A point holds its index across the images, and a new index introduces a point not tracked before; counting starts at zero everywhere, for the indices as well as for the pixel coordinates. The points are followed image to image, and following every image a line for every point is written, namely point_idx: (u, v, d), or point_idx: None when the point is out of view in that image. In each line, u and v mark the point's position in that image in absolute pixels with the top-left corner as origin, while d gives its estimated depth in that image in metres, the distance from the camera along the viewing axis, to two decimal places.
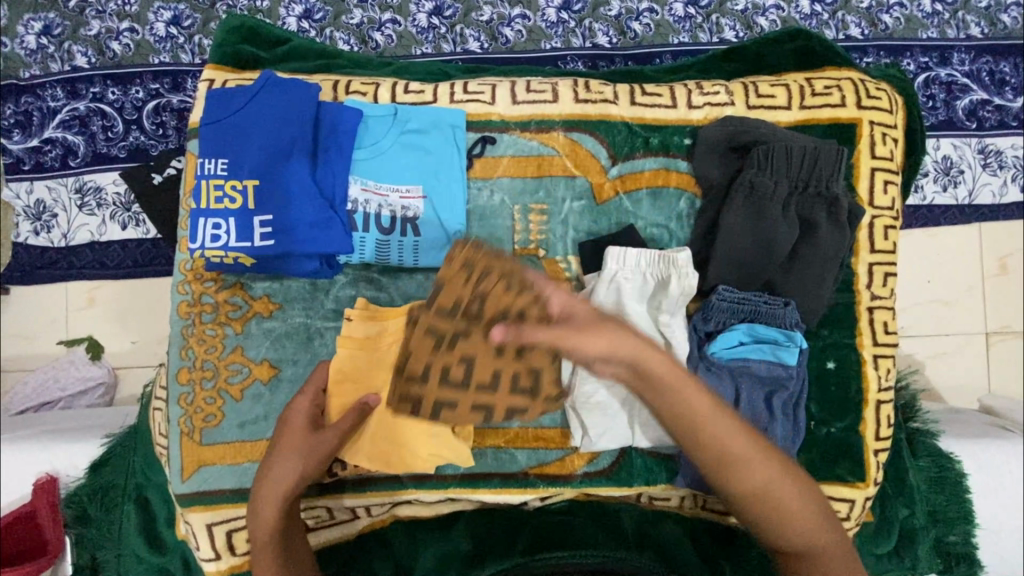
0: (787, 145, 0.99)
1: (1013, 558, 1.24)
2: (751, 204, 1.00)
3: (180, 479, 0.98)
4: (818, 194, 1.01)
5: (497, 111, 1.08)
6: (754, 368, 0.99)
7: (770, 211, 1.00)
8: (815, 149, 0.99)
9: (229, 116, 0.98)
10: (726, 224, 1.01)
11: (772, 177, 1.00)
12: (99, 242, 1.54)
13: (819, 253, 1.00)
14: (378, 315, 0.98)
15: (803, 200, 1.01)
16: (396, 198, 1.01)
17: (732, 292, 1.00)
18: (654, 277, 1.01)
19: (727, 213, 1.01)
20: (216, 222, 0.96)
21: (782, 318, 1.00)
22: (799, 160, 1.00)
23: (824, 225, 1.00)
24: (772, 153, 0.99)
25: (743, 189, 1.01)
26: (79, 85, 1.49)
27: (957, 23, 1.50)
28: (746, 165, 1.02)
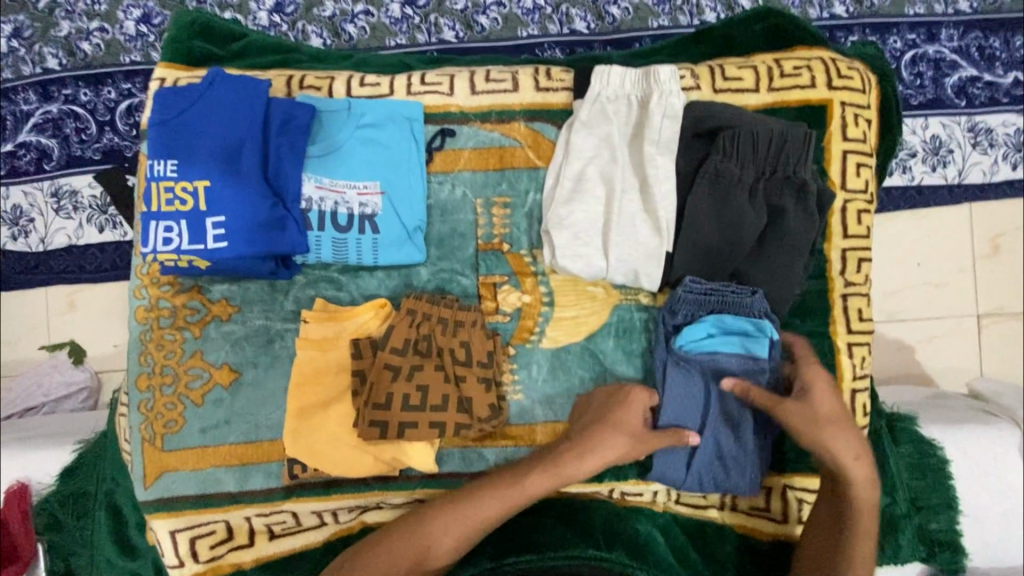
0: (753, 130, 0.96)
1: (996, 544, 1.23)
2: (716, 192, 0.97)
3: (143, 487, 0.97)
4: (785, 178, 0.97)
5: (456, 102, 1.05)
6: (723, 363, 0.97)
7: (737, 199, 0.96)
8: (781, 134, 0.96)
9: (178, 116, 0.95)
10: (693, 213, 0.97)
11: (739, 161, 0.97)
12: (77, 246, 1.52)
13: (788, 240, 0.97)
14: (335, 316, 0.99)
15: (771, 185, 0.97)
16: (353, 194, 0.99)
17: (700, 284, 0.97)
18: (637, 98, 1.02)
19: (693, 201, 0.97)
20: (167, 226, 0.94)
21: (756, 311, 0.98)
22: (766, 144, 0.96)
23: (793, 212, 0.97)
24: (736, 137, 0.96)
25: (708, 176, 0.97)
26: (51, 87, 1.46)
27: None
28: (711, 151, 0.98)
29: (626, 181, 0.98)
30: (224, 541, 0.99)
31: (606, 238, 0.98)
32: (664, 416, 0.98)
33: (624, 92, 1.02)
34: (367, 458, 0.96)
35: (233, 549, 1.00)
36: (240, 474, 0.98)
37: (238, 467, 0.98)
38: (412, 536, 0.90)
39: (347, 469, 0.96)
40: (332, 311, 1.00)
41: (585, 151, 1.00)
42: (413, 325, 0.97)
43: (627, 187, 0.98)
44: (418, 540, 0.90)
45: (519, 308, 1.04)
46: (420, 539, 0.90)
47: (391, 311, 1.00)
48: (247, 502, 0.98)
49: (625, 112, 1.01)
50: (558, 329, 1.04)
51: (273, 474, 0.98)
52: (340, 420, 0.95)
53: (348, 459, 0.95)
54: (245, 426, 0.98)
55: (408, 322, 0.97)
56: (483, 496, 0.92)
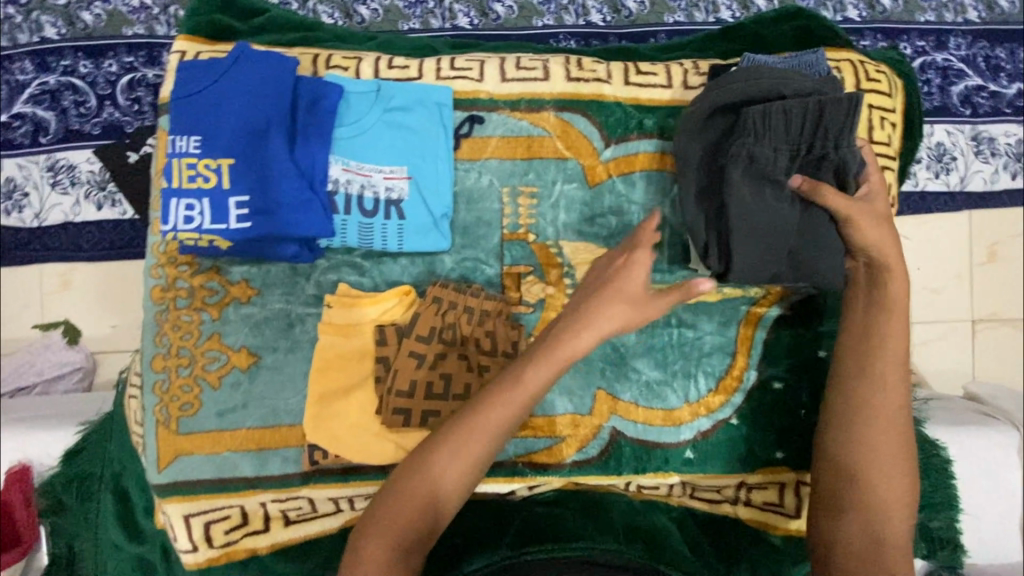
0: (785, 107, 0.89)
1: (991, 542, 1.27)
2: (752, 178, 0.92)
3: (156, 470, 0.95)
4: (818, 156, 0.91)
5: (485, 88, 1.03)
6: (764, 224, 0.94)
7: (777, 183, 0.92)
8: (746, 133, 0.91)
9: (202, 91, 0.92)
10: (737, 195, 0.92)
11: (771, 142, 0.91)
12: (73, 223, 1.47)
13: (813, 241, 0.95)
14: (358, 302, 0.97)
15: (805, 164, 0.92)
16: (379, 178, 0.97)
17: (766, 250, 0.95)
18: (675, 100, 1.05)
19: (779, 198, 0.92)
20: (189, 203, 0.92)
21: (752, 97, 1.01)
22: (800, 120, 0.90)
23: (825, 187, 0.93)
24: (770, 113, 0.89)
25: (741, 161, 0.91)
26: (49, 58, 1.41)
27: (954, 7, 1.47)
28: (741, 133, 0.92)
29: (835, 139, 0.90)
30: (239, 527, 0.98)
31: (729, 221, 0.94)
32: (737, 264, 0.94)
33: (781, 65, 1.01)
34: (387, 446, 0.95)
35: (247, 535, 0.98)
36: (257, 459, 0.96)
37: (256, 452, 0.96)
38: (418, 480, 0.83)
39: (369, 456, 0.95)
40: (356, 295, 0.99)
41: (778, 109, 0.89)
42: (438, 312, 0.97)
43: (833, 143, 0.90)
44: (432, 473, 0.83)
45: (543, 298, 1.04)
46: (443, 471, 0.83)
47: (416, 299, 0.99)
48: (265, 488, 0.96)
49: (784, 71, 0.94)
50: None
51: (292, 460, 0.96)
52: (363, 405, 0.95)
53: (370, 447, 0.95)
54: (264, 411, 0.97)
55: (436, 310, 0.97)
56: (483, 412, 0.85)
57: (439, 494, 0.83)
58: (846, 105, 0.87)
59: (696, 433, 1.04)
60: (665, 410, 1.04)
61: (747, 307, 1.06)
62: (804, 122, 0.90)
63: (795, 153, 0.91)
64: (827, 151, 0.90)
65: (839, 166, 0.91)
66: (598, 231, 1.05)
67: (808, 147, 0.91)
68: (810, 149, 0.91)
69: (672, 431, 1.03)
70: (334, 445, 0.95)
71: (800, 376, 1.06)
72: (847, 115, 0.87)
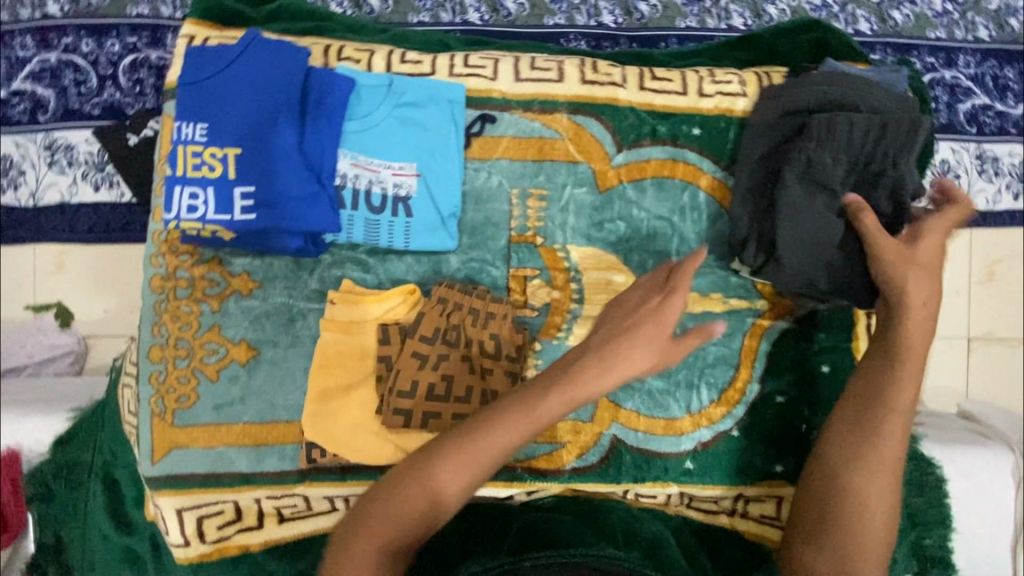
0: (851, 119, 0.91)
1: (982, 560, 1.27)
2: (805, 181, 0.92)
3: (149, 463, 0.94)
4: (874, 173, 0.92)
5: (498, 87, 1.02)
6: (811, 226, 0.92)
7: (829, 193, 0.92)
8: (814, 136, 0.92)
9: (211, 77, 0.90)
10: (786, 197, 0.92)
11: (833, 151, 0.91)
12: (69, 204, 1.44)
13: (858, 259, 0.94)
14: (362, 299, 0.96)
15: (859, 178, 0.93)
16: (387, 174, 0.96)
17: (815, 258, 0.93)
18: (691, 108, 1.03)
19: (826, 213, 0.92)
20: (193, 192, 0.90)
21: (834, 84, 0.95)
22: (864, 133, 0.91)
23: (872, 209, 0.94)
24: (836, 122, 0.91)
25: (800, 165, 0.92)
26: (51, 35, 1.38)
27: (966, 24, 1.47)
28: (805, 138, 0.93)
29: (894, 156, 0.92)
30: (232, 522, 0.96)
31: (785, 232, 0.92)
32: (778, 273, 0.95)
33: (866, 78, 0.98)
34: (387, 449, 0.94)
35: (241, 531, 0.97)
36: (254, 455, 0.95)
37: (252, 447, 0.95)
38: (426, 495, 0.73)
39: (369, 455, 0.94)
40: (360, 291, 0.97)
41: (844, 121, 0.91)
42: (443, 313, 0.96)
43: (892, 161, 0.92)
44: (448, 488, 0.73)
45: (548, 303, 1.03)
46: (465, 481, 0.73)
47: (421, 298, 0.98)
48: (260, 484, 0.95)
49: (864, 83, 0.95)
50: (586, 328, 1.03)
51: (288, 457, 0.95)
52: (363, 404, 0.94)
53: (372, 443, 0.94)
54: (261, 406, 0.95)
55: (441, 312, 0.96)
56: (498, 426, 0.74)
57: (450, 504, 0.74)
58: (908, 125, 0.91)
59: (696, 444, 1.03)
60: (666, 419, 1.03)
61: (753, 319, 1.05)
62: (867, 134, 0.91)
63: (852, 165, 0.92)
64: (885, 169, 0.91)
65: (895, 186, 0.92)
66: (607, 237, 1.04)
67: (867, 161, 0.92)
68: (868, 164, 0.92)
69: (673, 440, 1.03)
70: (332, 444, 0.94)
71: (802, 391, 1.05)
72: (908, 138, 0.91)
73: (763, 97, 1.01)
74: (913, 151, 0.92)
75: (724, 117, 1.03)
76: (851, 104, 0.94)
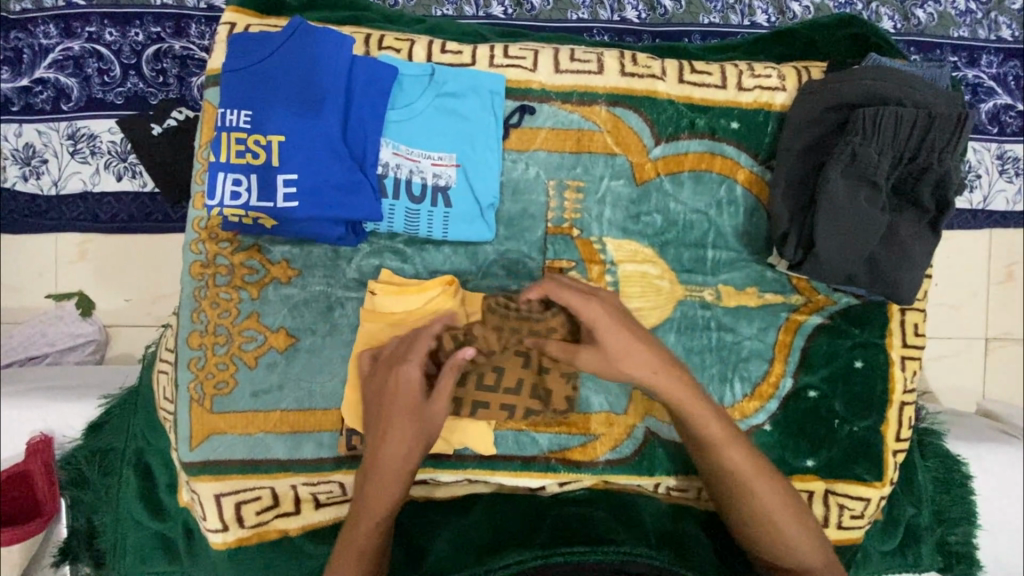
0: (898, 112, 0.91)
1: (1007, 558, 1.28)
2: (851, 176, 0.92)
3: (188, 448, 0.94)
4: (920, 167, 0.92)
5: (538, 79, 1.01)
6: (857, 218, 0.91)
7: (875, 187, 0.91)
8: (859, 129, 0.91)
9: (256, 64, 0.90)
10: (828, 190, 0.91)
11: (878, 145, 0.91)
12: (91, 192, 1.45)
13: (899, 255, 0.93)
14: (401, 289, 0.96)
15: (903, 173, 0.93)
16: (428, 164, 0.96)
17: (856, 251, 0.92)
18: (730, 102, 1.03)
19: (870, 207, 0.91)
20: (237, 179, 0.90)
21: (880, 77, 0.95)
22: (910, 127, 0.91)
23: (913, 204, 0.93)
24: (883, 116, 0.91)
25: (845, 158, 0.91)
26: (74, 23, 1.37)
27: (989, 24, 1.44)
28: (850, 131, 0.92)
29: (939, 151, 0.91)
30: (270, 508, 0.97)
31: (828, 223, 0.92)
32: (822, 263, 0.94)
33: (908, 71, 0.98)
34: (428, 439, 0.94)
35: (279, 517, 0.98)
36: (291, 442, 0.95)
37: (290, 434, 0.95)
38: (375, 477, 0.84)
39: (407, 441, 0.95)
40: (400, 281, 0.98)
41: (890, 113, 0.91)
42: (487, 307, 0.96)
43: (937, 156, 0.91)
44: (376, 476, 0.84)
45: None
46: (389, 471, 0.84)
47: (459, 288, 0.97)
48: (297, 471, 0.95)
49: (910, 77, 0.95)
50: None
51: (326, 444, 0.95)
52: None
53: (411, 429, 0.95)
54: (299, 393, 0.96)
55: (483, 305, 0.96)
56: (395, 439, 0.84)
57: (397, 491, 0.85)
58: (954, 120, 0.90)
59: None
60: None
61: (788, 314, 1.06)
62: (913, 128, 0.91)
63: (898, 159, 0.92)
64: (930, 162, 0.91)
65: (940, 181, 0.92)
66: (643, 230, 1.04)
67: (912, 156, 0.92)
68: (912, 159, 0.92)
69: None
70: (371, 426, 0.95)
71: (836, 386, 1.06)
72: (953, 134, 0.91)
73: (802, 91, 1.00)
74: (959, 146, 0.91)
75: (763, 112, 1.03)
76: (898, 98, 0.93)
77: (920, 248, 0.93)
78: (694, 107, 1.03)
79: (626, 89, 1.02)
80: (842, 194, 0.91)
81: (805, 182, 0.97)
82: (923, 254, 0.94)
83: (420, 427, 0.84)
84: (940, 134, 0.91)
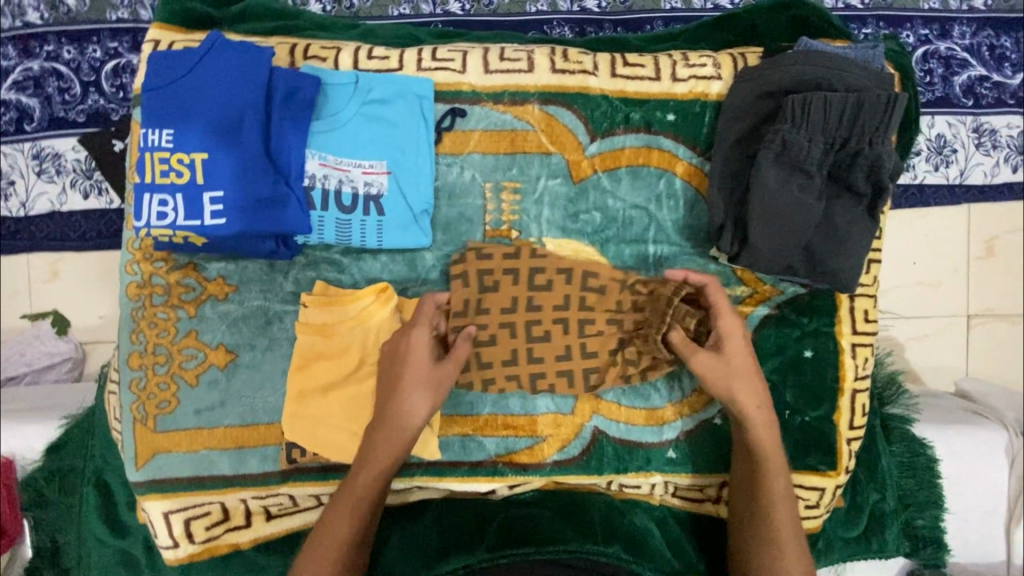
0: (826, 98, 0.90)
1: (975, 540, 1.27)
2: (782, 164, 0.91)
3: (134, 467, 0.95)
4: (853, 153, 0.91)
5: (468, 80, 1.00)
6: (788, 207, 0.91)
7: (806, 175, 0.91)
8: (788, 117, 0.91)
9: (175, 82, 0.90)
10: (758, 180, 0.91)
11: (807, 132, 0.90)
12: (60, 212, 1.42)
13: (836, 242, 0.92)
14: (334, 300, 0.96)
15: (837, 159, 0.92)
16: (358, 173, 0.95)
17: (790, 240, 0.92)
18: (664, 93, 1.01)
19: (802, 195, 0.91)
20: (162, 199, 0.90)
21: (812, 61, 0.93)
22: (840, 112, 0.90)
23: (848, 190, 0.92)
24: (811, 102, 0.90)
25: (774, 147, 0.91)
26: (33, 43, 1.36)
27: None
28: (780, 120, 0.92)
29: (871, 135, 0.90)
30: (220, 522, 0.98)
31: (759, 212, 0.91)
32: (757, 253, 0.93)
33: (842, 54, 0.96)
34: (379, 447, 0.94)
35: (229, 530, 0.98)
36: (236, 457, 0.95)
37: (234, 449, 0.96)
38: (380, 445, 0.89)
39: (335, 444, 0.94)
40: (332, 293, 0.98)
41: (819, 99, 0.90)
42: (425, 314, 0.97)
43: (869, 140, 0.90)
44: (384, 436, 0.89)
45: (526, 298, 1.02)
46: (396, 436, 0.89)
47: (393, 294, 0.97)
48: (243, 486, 0.96)
49: (841, 60, 0.93)
50: None
51: (270, 458, 0.96)
52: (341, 405, 0.95)
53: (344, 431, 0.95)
54: (241, 409, 0.96)
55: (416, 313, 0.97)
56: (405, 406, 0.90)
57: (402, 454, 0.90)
58: (885, 102, 0.89)
59: (678, 433, 1.03)
60: (648, 409, 1.03)
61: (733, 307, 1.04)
62: (843, 114, 0.90)
63: (829, 146, 0.91)
64: (862, 147, 0.89)
65: (874, 165, 0.90)
66: (582, 228, 1.03)
67: (844, 141, 0.91)
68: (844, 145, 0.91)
69: (654, 430, 1.03)
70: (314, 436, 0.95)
71: (785, 376, 1.04)
72: (885, 115, 0.89)
73: (737, 79, 0.98)
74: (890, 128, 0.90)
75: (699, 102, 1.01)
76: (829, 83, 0.92)
77: (857, 234, 0.92)
78: (629, 101, 1.01)
79: (559, 85, 1.00)
80: (772, 183, 0.91)
81: (740, 172, 0.97)
82: (861, 240, 0.93)
83: (433, 390, 0.90)
84: (871, 117, 0.89)
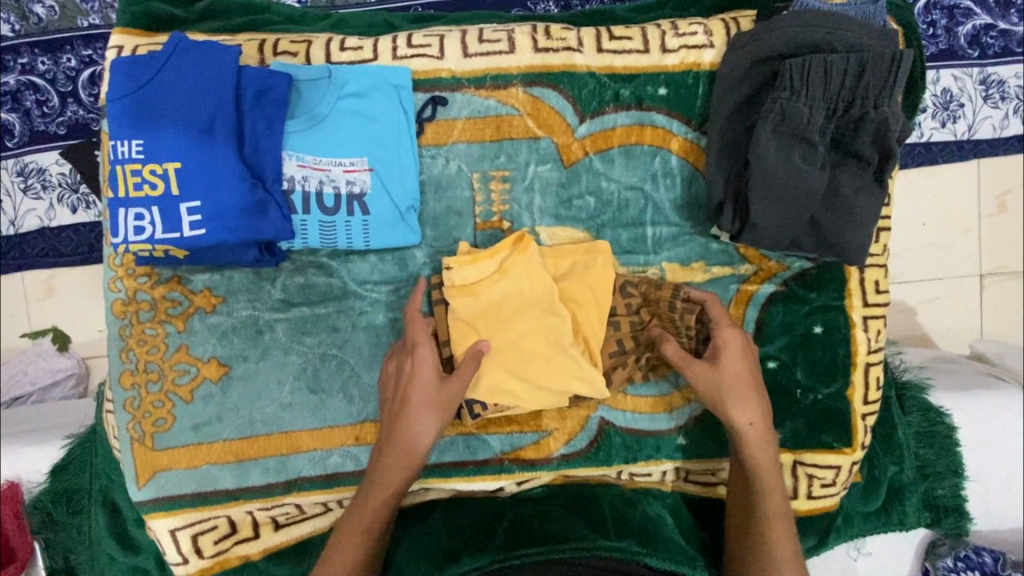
0: (827, 61, 0.85)
1: (998, 506, 1.24)
2: (783, 133, 0.87)
3: (136, 487, 0.93)
4: (857, 118, 0.86)
5: (447, 66, 0.95)
6: (793, 178, 0.86)
7: (809, 143, 0.86)
8: (788, 83, 0.86)
9: (141, 89, 0.85)
10: (760, 151, 0.87)
11: (808, 97, 0.86)
12: (49, 228, 1.40)
13: (843, 213, 0.88)
14: (474, 258, 0.93)
15: (840, 125, 0.87)
16: (339, 172, 0.91)
17: (796, 212, 0.88)
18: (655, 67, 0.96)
19: (807, 165, 0.86)
20: (138, 213, 0.86)
21: (811, 21, 0.88)
22: (841, 75, 0.85)
23: (853, 157, 0.88)
24: (810, 65, 0.85)
25: (774, 115, 0.87)
26: (5, 56, 1.31)
27: None
28: (778, 87, 0.87)
29: (875, 97, 0.86)
30: (228, 536, 0.97)
31: (762, 185, 0.87)
32: (760, 228, 0.89)
33: (839, 11, 0.91)
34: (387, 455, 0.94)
35: (238, 543, 0.97)
36: (237, 470, 0.94)
37: (235, 464, 0.94)
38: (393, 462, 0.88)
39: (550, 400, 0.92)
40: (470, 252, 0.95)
41: (819, 62, 0.85)
42: (461, 286, 0.92)
43: (873, 103, 0.85)
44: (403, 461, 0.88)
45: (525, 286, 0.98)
46: (403, 460, 0.88)
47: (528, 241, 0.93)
48: (248, 499, 0.94)
49: (840, 18, 0.88)
50: None
51: (272, 470, 0.94)
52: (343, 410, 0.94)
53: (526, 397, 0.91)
54: (240, 421, 0.94)
55: (453, 283, 0.92)
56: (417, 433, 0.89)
57: (408, 480, 0.89)
58: (889, 61, 0.84)
59: (686, 419, 1.00)
60: (654, 397, 1.00)
61: (738, 286, 1.01)
62: (844, 76, 0.85)
63: (831, 111, 0.87)
64: (866, 110, 0.85)
65: (879, 129, 0.86)
66: (577, 214, 0.99)
67: (846, 106, 0.86)
68: (847, 109, 0.87)
69: (662, 418, 1.00)
70: (320, 440, 0.95)
71: (796, 353, 1.01)
72: (889, 75, 0.84)
73: (729, 46, 0.93)
74: (896, 89, 0.85)
75: (691, 73, 0.96)
76: (830, 44, 0.87)
77: (865, 202, 0.88)
78: (618, 78, 0.96)
79: (543, 65, 0.96)
80: (774, 154, 0.86)
81: (738, 144, 0.92)
82: (869, 209, 0.88)
83: (440, 410, 0.88)
84: (874, 76, 0.85)
